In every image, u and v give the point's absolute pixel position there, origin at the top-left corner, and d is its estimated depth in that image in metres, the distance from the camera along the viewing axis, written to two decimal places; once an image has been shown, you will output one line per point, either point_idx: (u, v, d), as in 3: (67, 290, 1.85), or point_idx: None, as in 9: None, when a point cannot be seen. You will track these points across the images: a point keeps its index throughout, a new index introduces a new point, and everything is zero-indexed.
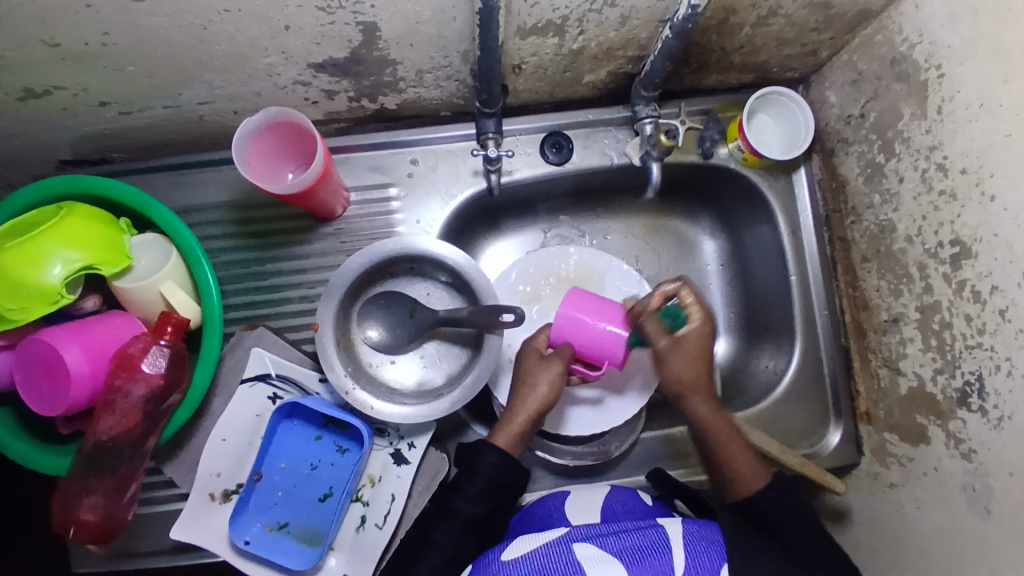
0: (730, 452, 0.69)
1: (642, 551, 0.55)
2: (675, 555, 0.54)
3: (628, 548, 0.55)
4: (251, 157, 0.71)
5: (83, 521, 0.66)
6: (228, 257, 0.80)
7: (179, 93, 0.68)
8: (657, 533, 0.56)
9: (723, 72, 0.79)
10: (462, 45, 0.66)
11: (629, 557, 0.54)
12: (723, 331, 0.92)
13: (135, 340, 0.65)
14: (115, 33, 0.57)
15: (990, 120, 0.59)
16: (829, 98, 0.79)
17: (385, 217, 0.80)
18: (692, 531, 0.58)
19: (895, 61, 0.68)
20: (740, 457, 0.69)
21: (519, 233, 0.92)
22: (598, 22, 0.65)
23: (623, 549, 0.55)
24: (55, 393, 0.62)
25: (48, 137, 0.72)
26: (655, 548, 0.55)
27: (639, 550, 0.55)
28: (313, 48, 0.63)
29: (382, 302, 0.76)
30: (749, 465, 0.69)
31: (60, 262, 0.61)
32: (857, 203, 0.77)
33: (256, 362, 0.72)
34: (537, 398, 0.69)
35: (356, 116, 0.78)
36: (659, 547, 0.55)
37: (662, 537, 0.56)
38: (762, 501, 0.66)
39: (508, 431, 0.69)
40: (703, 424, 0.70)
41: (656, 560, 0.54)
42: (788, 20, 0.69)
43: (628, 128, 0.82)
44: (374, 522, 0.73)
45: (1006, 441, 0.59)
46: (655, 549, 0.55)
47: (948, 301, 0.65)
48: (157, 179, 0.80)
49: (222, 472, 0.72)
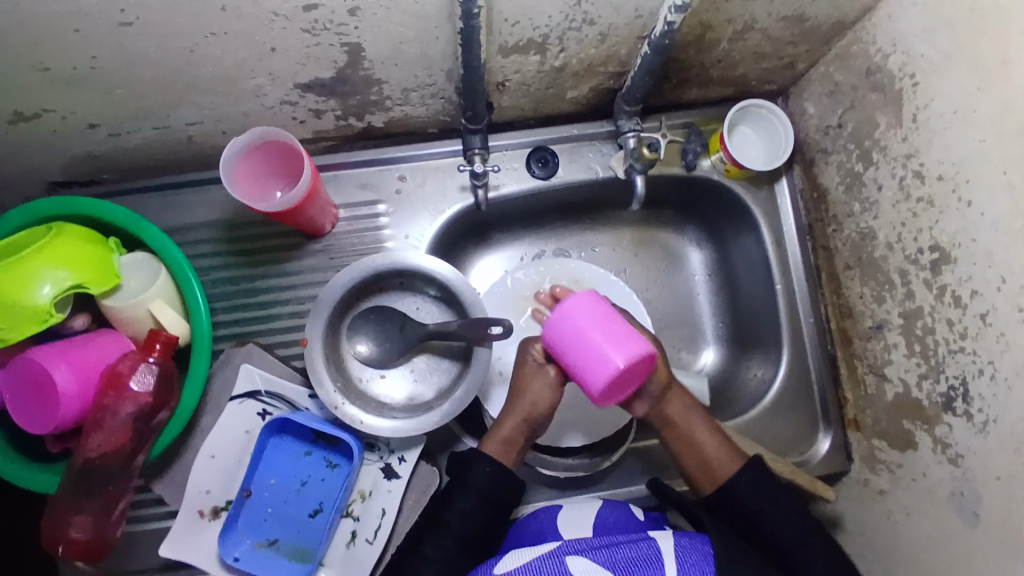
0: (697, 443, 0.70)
1: (633, 567, 0.54)
2: (668, 567, 0.55)
3: (620, 561, 0.55)
4: (240, 177, 0.72)
5: (73, 540, 0.66)
6: (218, 275, 0.80)
7: (168, 114, 0.69)
8: (649, 546, 0.57)
9: (704, 87, 0.80)
10: (446, 63, 0.68)
11: (622, 570, 0.54)
12: (712, 341, 0.92)
13: (124, 358, 0.66)
14: (103, 57, 0.59)
15: (965, 128, 0.60)
16: (808, 109, 0.80)
17: (373, 233, 0.81)
18: (684, 543, 0.58)
19: (870, 72, 0.70)
20: (710, 444, 0.70)
21: (507, 247, 0.93)
22: (578, 39, 0.67)
23: (614, 564, 0.55)
24: (44, 412, 0.63)
25: (40, 159, 0.73)
26: (647, 561, 0.55)
27: (632, 563, 0.55)
28: (300, 68, 0.64)
29: (371, 317, 0.76)
30: (720, 449, 0.70)
31: (50, 282, 0.61)
32: (838, 212, 0.78)
33: (245, 377, 0.73)
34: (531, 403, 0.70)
35: (344, 134, 0.79)
36: (651, 563, 0.55)
37: (655, 550, 0.56)
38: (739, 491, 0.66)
39: (497, 436, 0.69)
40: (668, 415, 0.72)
41: (648, 572, 0.54)
42: (765, 34, 0.70)
43: (612, 143, 0.83)
44: (365, 537, 0.73)
45: (992, 445, 0.59)
46: (648, 563, 0.55)
47: (930, 306, 0.66)
48: (148, 199, 0.81)
49: (212, 489, 0.72)
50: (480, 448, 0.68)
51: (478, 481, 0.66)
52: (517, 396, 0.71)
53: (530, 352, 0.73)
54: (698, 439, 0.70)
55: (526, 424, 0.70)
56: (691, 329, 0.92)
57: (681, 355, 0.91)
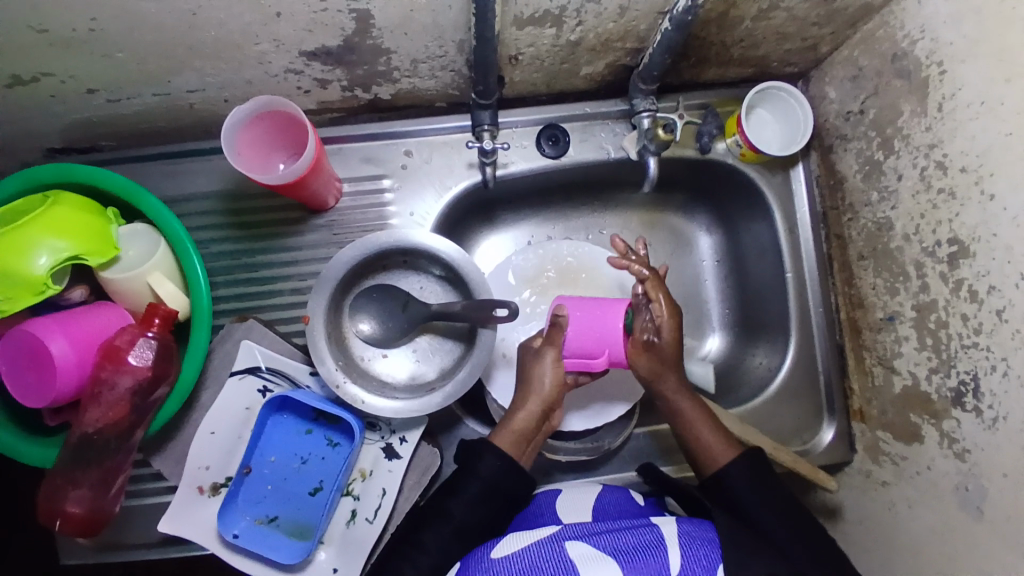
0: (695, 428, 0.68)
1: (635, 552, 0.54)
2: (670, 552, 0.54)
3: (622, 547, 0.55)
4: (241, 147, 0.69)
5: (70, 513, 0.65)
6: (219, 248, 0.79)
7: (169, 80, 0.67)
8: (652, 532, 0.56)
9: (723, 67, 0.78)
10: (457, 34, 0.65)
11: (623, 554, 0.54)
12: (718, 328, 0.91)
13: (123, 332, 0.65)
14: (102, 19, 0.56)
15: (991, 119, 0.58)
16: (829, 94, 0.78)
17: (378, 210, 0.79)
18: (688, 531, 0.57)
19: (896, 57, 0.68)
20: (706, 433, 0.68)
21: (514, 227, 0.91)
22: (596, 13, 0.64)
23: (615, 549, 0.55)
24: (41, 385, 0.62)
25: (37, 124, 0.71)
26: (649, 546, 0.55)
27: (632, 548, 0.54)
28: (306, 35, 0.62)
29: (374, 295, 0.75)
30: (717, 439, 0.68)
31: (46, 252, 0.60)
32: (855, 200, 0.76)
33: (245, 355, 0.71)
34: (540, 392, 0.68)
35: (350, 106, 0.77)
36: (654, 547, 0.55)
37: (656, 536, 0.56)
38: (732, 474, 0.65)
39: (512, 435, 0.67)
40: (667, 396, 0.69)
41: (649, 557, 0.53)
42: (789, 14, 0.68)
43: (625, 122, 0.81)
44: (365, 516, 0.72)
45: (1000, 442, 0.58)
46: (650, 548, 0.54)
47: (945, 301, 0.65)
48: (148, 168, 0.79)
49: (210, 465, 0.71)
50: (492, 444, 0.66)
51: (478, 465, 0.65)
52: (527, 385, 0.69)
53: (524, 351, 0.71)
54: (696, 424, 0.68)
55: (541, 415, 0.68)
56: (698, 314, 0.91)
57: (687, 340, 0.90)
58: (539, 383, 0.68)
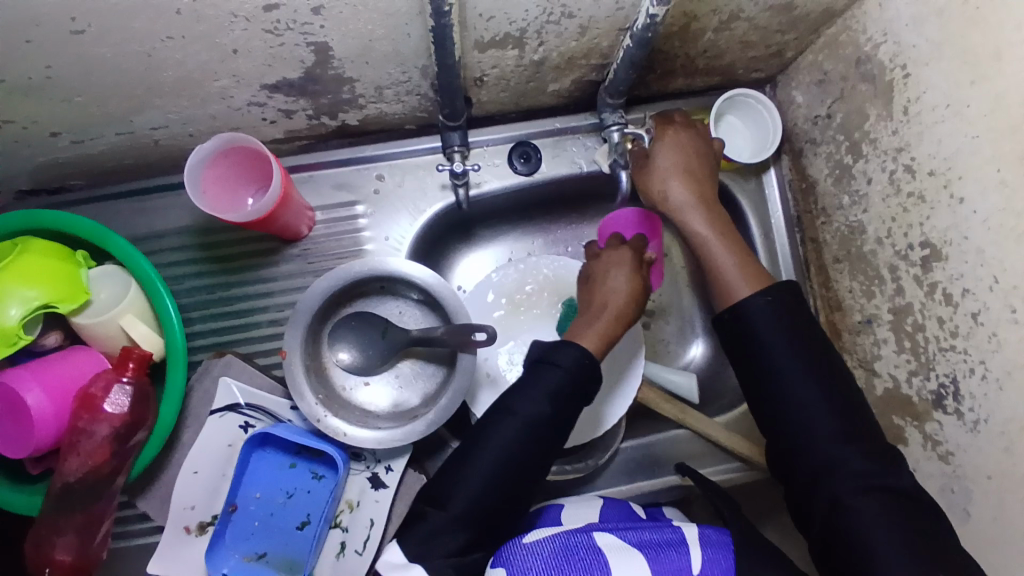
0: (716, 266, 0.68)
1: (662, 546, 0.56)
2: (692, 551, 0.56)
3: (647, 541, 0.57)
4: (207, 185, 0.69)
5: (58, 562, 0.64)
6: (193, 283, 0.78)
7: (132, 119, 0.66)
8: (675, 531, 0.58)
9: (690, 76, 0.78)
10: (420, 60, 0.65)
11: (648, 548, 0.56)
12: (700, 334, 0.90)
13: (98, 379, 0.64)
14: (58, 66, 0.56)
15: (957, 122, 0.58)
16: (796, 98, 0.78)
17: (352, 236, 0.79)
18: (708, 533, 0.58)
19: (860, 61, 0.68)
20: (726, 268, 0.67)
21: (496, 243, 0.90)
22: (557, 33, 0.64)
23: (642, 543, 0.57)
24: (21, 434, 0.62)
25: (3, 168, 0.70)
26: (674, 543, 0.56)
27: (657, 544, 0.56)
28: (266, 70, 0.61)
29: (352, 323, 0.74)
30: (738, 273, 0.66)
31: (17, 303, 0.59)
32: (827, 204, 0.76)
33: (224, 392, 0.71)
34: (618, 288, 0.67)
35: (318, 133, 0.76)
36: (677, 545, 0.56)
37: (678, 536, 0.57)
38: (774, 350, 0.61)
39: (598, 335, 0.64)
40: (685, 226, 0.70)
41: (674, 554, 0.55)
42: (751, 23, 0.67)
43: (596, 136, 0.81)
44: (354, 548, 0.72)
45: (982, 444, 0.59)
46: (674, 546, 0.56)
47: (920, 303, 0.65)
48: (117, 206, 0.78)
49: (196, 505, 0.70)
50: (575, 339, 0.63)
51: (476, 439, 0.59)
52: (601, 283, 0.68)
53: (611, 256, 0.70)
54: (712, 250, 0.69)
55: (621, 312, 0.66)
56: (680, 322, 0.91)
57: (670, 347, 0.90)
58: (613, 277, 0.68)
